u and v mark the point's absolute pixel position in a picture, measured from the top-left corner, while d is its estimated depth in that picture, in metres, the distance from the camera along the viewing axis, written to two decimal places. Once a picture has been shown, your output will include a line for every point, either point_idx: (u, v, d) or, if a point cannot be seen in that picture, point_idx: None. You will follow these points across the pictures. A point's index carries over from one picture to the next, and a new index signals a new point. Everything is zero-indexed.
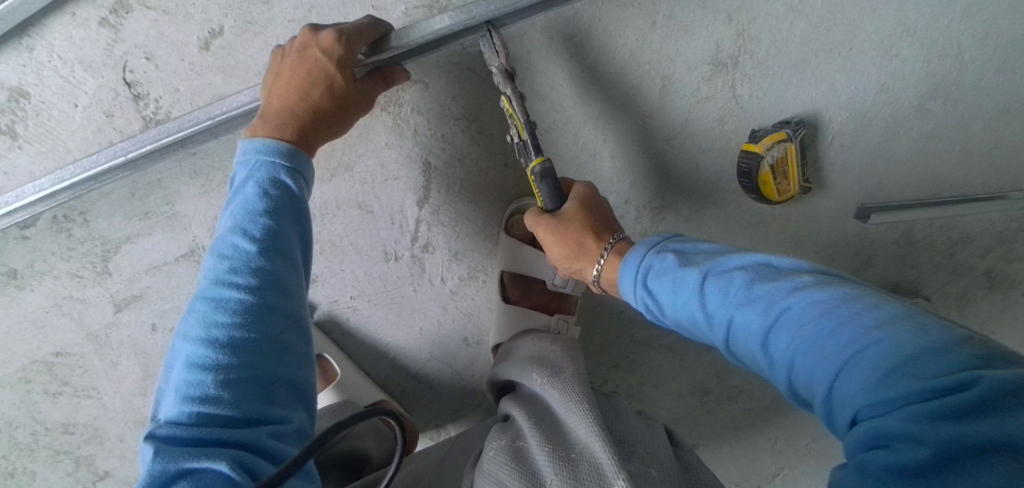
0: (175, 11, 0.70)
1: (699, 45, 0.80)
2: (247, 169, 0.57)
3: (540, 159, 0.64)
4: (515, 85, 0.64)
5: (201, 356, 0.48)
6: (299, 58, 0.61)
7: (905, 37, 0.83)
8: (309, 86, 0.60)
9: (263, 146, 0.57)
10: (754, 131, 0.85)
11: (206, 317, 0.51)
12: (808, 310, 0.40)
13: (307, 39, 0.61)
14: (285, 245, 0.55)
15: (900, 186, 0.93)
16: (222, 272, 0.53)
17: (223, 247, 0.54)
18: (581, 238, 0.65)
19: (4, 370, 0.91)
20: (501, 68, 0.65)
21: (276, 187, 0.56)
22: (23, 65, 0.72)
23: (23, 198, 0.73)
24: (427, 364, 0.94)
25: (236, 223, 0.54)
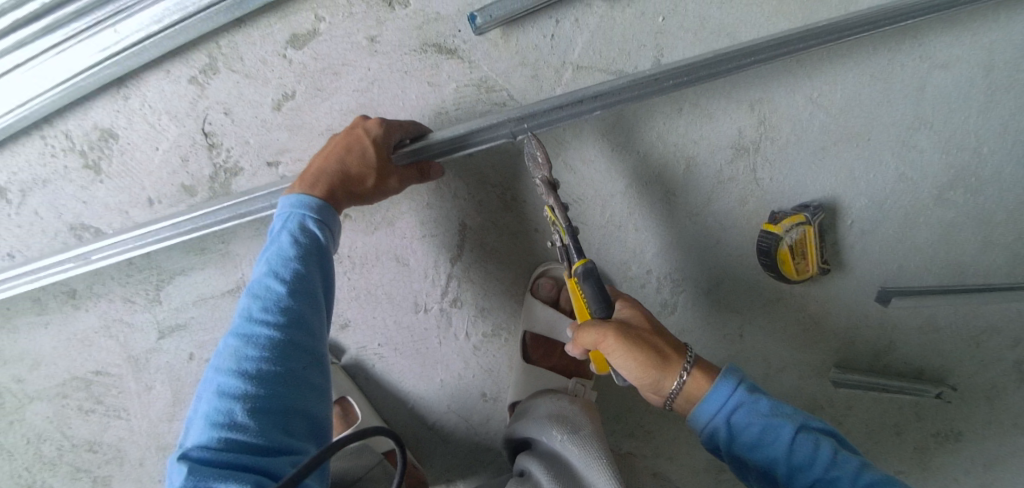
0: (255, 75, 0.79)
1: (723, 130, 0.87)
2: (282, 220, 0.63)
3: (582, 260, 0.64)
4: (556, 195, 0.67)
5: (230, 387, 0.51)
6: (344, 135, 0.71)
7: (922, 130, 0.88)
8: (346, 151, 0.69)
9: (298, 200, 0.63)
10: (775, 212, 0.89)
11: (237, 352, 0.54)
12: (872, 480, 0.55)
13: (356, 122, 0.72)
14: (312, 287, 0.59)
15: (921, 272, 0.94)
16: (253, 311, 0.57)
17: (256, 288, 0.58)
18: (654, 348, 0.64)
19: (46, 384, 0.96)
20: (543, 180, 0.68)
21: (305, 235, 0.61)
22: (117, 110, 0.81)
23: (105, 252, 0.80)
24: (445, 416, 0.96)
25: (268, 266, 0.58)
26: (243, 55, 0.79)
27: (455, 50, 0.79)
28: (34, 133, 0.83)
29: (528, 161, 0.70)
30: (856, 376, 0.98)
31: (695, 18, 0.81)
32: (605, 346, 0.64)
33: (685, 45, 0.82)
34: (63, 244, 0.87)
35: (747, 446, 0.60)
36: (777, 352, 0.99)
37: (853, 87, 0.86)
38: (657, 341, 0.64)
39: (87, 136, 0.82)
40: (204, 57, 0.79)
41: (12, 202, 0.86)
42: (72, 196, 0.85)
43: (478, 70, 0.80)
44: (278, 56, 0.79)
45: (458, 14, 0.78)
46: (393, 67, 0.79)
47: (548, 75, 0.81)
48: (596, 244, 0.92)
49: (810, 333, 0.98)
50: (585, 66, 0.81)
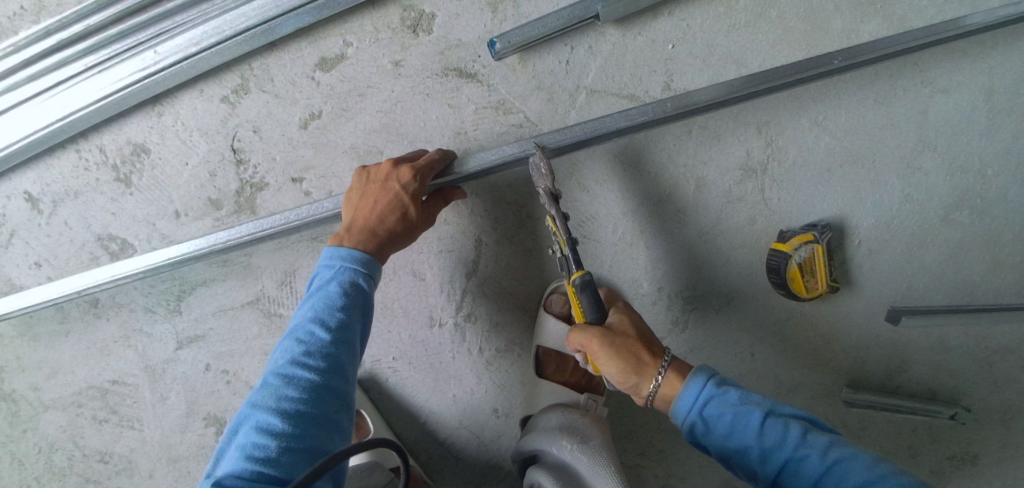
0: (284, 96, 0.83)
1: (731, 152, 0.90)
2: (328, 272, 0.65)
3: (580, 272, 0.68)
4: (557, 207, 0.70)
5: (268, 424, 0.53)
6: (381, 187, 0.71)
7: (926, 153, 0.91)
8: (388, 210, 0.70)
9: (346, 254, 0.66)
10: (783, 231, 0.91)
11: (278, 390, 0.56)
12: (842, 457, 0.55)
13: (389, 172, 0.72)
14: (352, 336, 0.61)
15: (930, 292, 0.96)
16: (296, 354, 0.59)
17: (299, 332, 0.60)
18: (636, 352, 0.69)
19: (63, 392, 0.97)
20: (547, 190, 0.71)
21: (353, 288, 0.64)
22: (151, 126, 0.85)
23: (130, 270, 0.83)
24: (456, 431, 0.96)
25: (314, 312, 0.61)
26: (273, 77, 0.83)
27: (475, 74, 0.83)
28: (70, 147, 0.87)
29: (533, 172, 0.74)
30: (869, 395, 0.98)
31: (704, 46, 0.85)
32: (591, 348, 0.70)
33: (694, 71, 0.86)
34: (90, 254, 0.90)
35: (721, 436, 0.63)
36: (789, 371, 0.99)
37: (857, 111, 0.89)
38: (639, 346, 0.69)
39: (121, 151, 0.86)
40: (236, 78, 0.83)
41: (43, 212, 0.89)
42: (102, 207, 0.88)
43: (497, 93, 0.83)
44: (307, 78, 0.83)
45: (479, 41, 0.82)
46: (415, 90, 0.83)
47: (562, 98, 0.84)
48: (609, 261, 0.93)
49: (820, 352, 0.98)
50: (598, 90, 0.85)
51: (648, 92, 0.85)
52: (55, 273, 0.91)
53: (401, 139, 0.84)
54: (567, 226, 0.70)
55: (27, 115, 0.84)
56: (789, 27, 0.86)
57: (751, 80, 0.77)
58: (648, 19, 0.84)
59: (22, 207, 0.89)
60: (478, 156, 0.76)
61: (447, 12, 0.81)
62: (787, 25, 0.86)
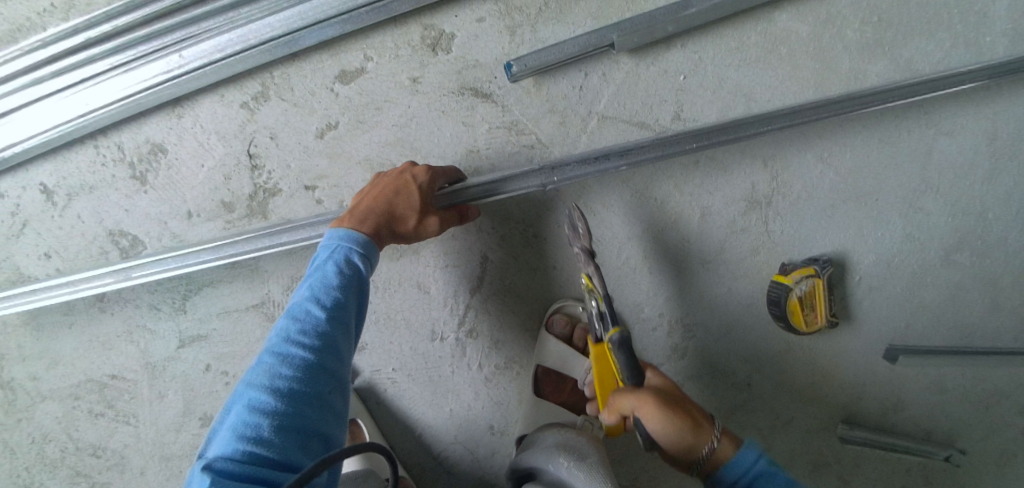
0: (302, 105, 0.85)
1: (737, 184, 0.91)
2: (327, 250, 0.66)
3: (617, 329, 0.70)
4: (595, 262, 0.74)
5: (260, 402, 0.54)
6: (393, 178, 0.76)
7: (928, 194, 0.92)
8: (395, 194, 0.73)
9: (345, 234, 0.67)
10: (785, 264, 0.92)
11: (271, 369, 0.56)
12: None
13: (404, 168, 0.77)
14: (347, 317, 0.62)
15: (929, 332, 0.96)
16: (291, 333, 0.59)
17: (295, 312, 0.61)
18: (687, 415, 0.67)
19: (62, 383, 0.97)
20: (583, 246, 0.75)
21: (349, 267, 0.65)
22: (170, 127, 0.87)
23: (144, 266, 0.84)
24: (450, 446, 0.96)
25: (310, 292, 0.62)
26: (293, 86, 0.85)
27: (490, 95, 0.85)
28: (89, 142, 0.88)
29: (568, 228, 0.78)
30: (864, 432, 0.99)
31: (715, 78, 0.87)
32: (643, 411, 0.67)
33: (704, 102, 0.88)
34: (100, 249, 0.91)
35: None
36: (785, 404, 0.99)
37: (862, 150, 0.91)
38: (688, 410, 0.68)
39: (139, 150, 0.88)
40: (256, 85, 0.85)
41: (57, 204, 0.91)
42: (115, 203, 0.90)
43: (510, 114, 0.85)
44: (325, 89, 0.85)
45: (496, 62, 0.84)
46: (431, 106, 0.85)
47: (574, 122, 0.86)
48: (612, 284, 0.94)
49: (817, 386, 0.99)
50: (610, 116, 0.86)
51: (658, 121, 0.87)
52: (64, 265, 0.92)
53: (414, 154, 0.86)
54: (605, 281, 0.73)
55: (50, 109, 0.86)
56: (798, 64, 0.88)
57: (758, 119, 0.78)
58: (662, 50, 0.86)
59: (37, 198, 0.91)
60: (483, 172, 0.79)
61: (466, 33, 0.83)
62: (797, 63, 0.88)
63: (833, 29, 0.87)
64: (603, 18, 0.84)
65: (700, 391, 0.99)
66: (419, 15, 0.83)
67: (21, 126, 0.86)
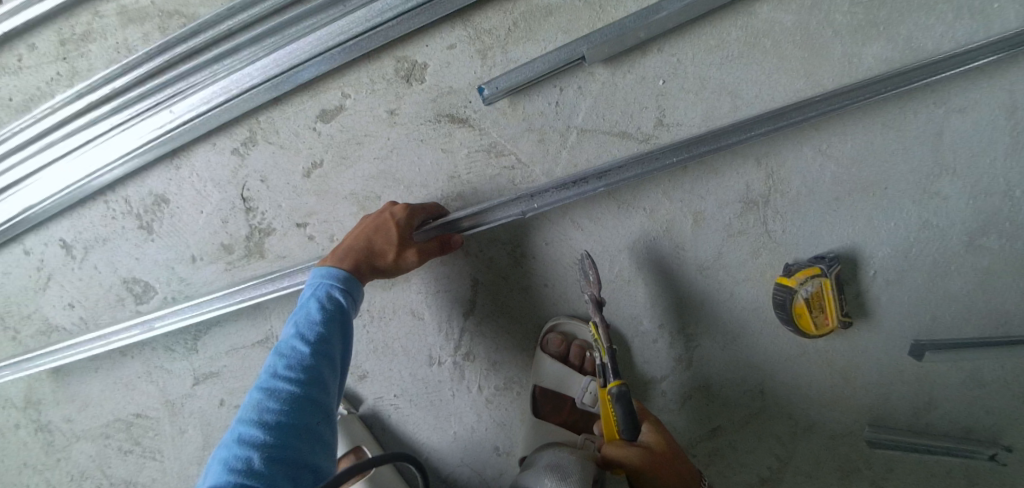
0: (289, 146, 0.88)
1: (730, 186, 0.88)
2: (310, 289, 0.69)
3: (617, 383, 0.74)
4: (601, 312, 0.78)
5: (248, 437, 0.54)
6: (375, 217, 0.79)
7: (943, 177, 0.87)
8: (375, 232, 0.77)
9: (326, 271, 0.70)
10: (789, 264, 0.89)
11: (259, 404, 0.57)
12: None
13: (386, 207, 0.81)
14: (332, 350, 0.63)
15: (957, 324, 0.90)
16: (278, 369, 0.60)
17: (281, 348, 0.62)
18: (673, 474, 0.74)
19: (93, 423, 1.03)
20: (592, 295, 0.79)
21: (331, 301, 0.67)
22: (169, 178, 0.92)
23: (161, 321, 0.90)
24: (458, 469, 0.96)
25: (295, 328, 0.63)
26: (279, 129, 0.88)
27: (467, 120, 0.85)
28: (99, 198, 0.94)
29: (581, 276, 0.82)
30: (895, 434, 0.93)
31: (696, 80, 0.85)
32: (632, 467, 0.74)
33: (687, 105, 0.85)
34: (117, 296, 0.97)
35: None
36: (804, 409, 0.95)
37: (863, 138, 0.87)
38: (677, 468, 0.75)
39: (144, 201, 0.93)
40: (245, 131, 0.88)
41: (76, 257, 0.96)
42: (127, 253, 0.95)
43: (489, 136, 0.85)
44: (309, 129, 0.87)
45: (470, 87, 0.85)
46: (410, 136, 0.86)
47: (554, 138, 0.86)
48: (609, 298, 0.93)
49: (837, 389, 0.94)
50: (590, 128, 0.85)
51: (641, 129, 0.86)
52: (86, 314, 0.98)
53: (398, 185, 0.87)
54: (610, 334, 0.77)
55: (61, 170, 0.91)
56: (784, 56, 0.84)
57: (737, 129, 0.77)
58: (638, 57, 0.84)
59: (58, 253, 0.97)
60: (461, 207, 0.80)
61: (439, 61, 0.84)
62: (783, 55, 0.84)
63: (818, 16, 0.84)
64: (575, 31, 0.83)
65: (711, 401, 0.96)
66: (392, 49, 0.84)
67: (37, 188, 0.93)
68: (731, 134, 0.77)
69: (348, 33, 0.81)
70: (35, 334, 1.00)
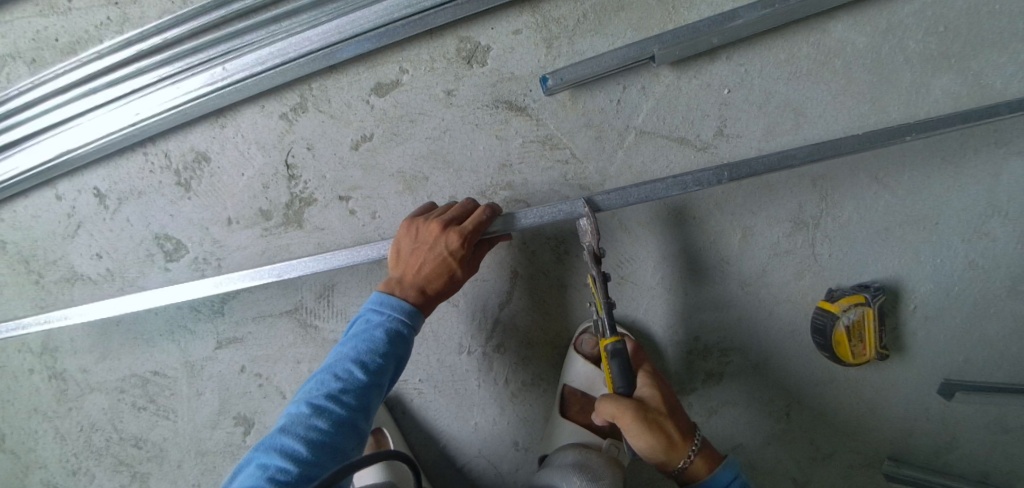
0: (339, 117, 0.86)
1: (783, 204, 0.87)
2: (374, 312, 0.68)
3: (613, 339, 0.73)
4: (600, 267, 0.72)
5: (293, 451, 0.57)
6: (430, 250, 0.71)
7: (994, 218, 0.85)
8: (438, 275, 0.71)
9: (391, 307, 0.68)
10: (832, 290, 0.87)
11: (308, 418, 0.60)
12: None
13: (438, 233, 0.71)
14: (384, 381, 0.65)
15: (990, 367, 0.89)
16: (332, 387, 0.62)
17: (339, 366, 0.64)
18: (664, 431, 0.72)
19: (109, 376, 1.02)
20: (590, 249, 0.73)
21: (393, 332, 0.67)
22: (213, 136, 0.90)
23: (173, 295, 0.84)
24: (474, 459, 0.95)
25: (357, 351, 0.64)
26: (330, 98, 0.86)
27: (525, 108, 0.84)
28: (138, 149, 0.92)
29: (580, 232, 0.76)
30: (914, 471, 0.91)
31: (761, 93, 0.83)
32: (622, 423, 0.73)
33: (749, 117, 0.83)
34: (146, 252, 0.95)
35: None
36: (826, 436, 0.94)
37: (921, 169, 0.85)
38: (669, 423, 0.73)
39: (184, 158, 0.91)
40: (296, 97, 0.87)
41: (108, 208, 0.94)
42: (161, 208, 0.93)
43: (545, 128, 0.84)
44: (362, 101, 0.86)
45: (531, 75, 0.83)
46: (465, 119, 0.85)
47: (610, 137, 0.84)
48: (644, 305, 0.92)
49: (862, 419, 0.92)
50: (648, 131, 0.84)
51: (699, 136, 0.84)
52: (113, 266, 0.96)
53: (447, 168, 0.86)
54: (607, 287, 0.72)
55: (103, 118, 0.89)
56: (853, 78, 0.82)
57: (817, 149, 0.73)
58: (705, 62, 0.82)
59: (91, 201, 0.95)
60: (523, 213, 0.75)
61: (502, 46, 0.83)
62: (852, 76, 0.82)
63: (892, 39, 0.81)
64: (644, 29, 0.81)
65: (735, 418, 0.95)
66: (455, 28, 0.83)
67: (77, 134, 0.91)
68: (788, 160, 0.73)
69: (413, 6, 0.79)
70: (59, 280, 0.98)
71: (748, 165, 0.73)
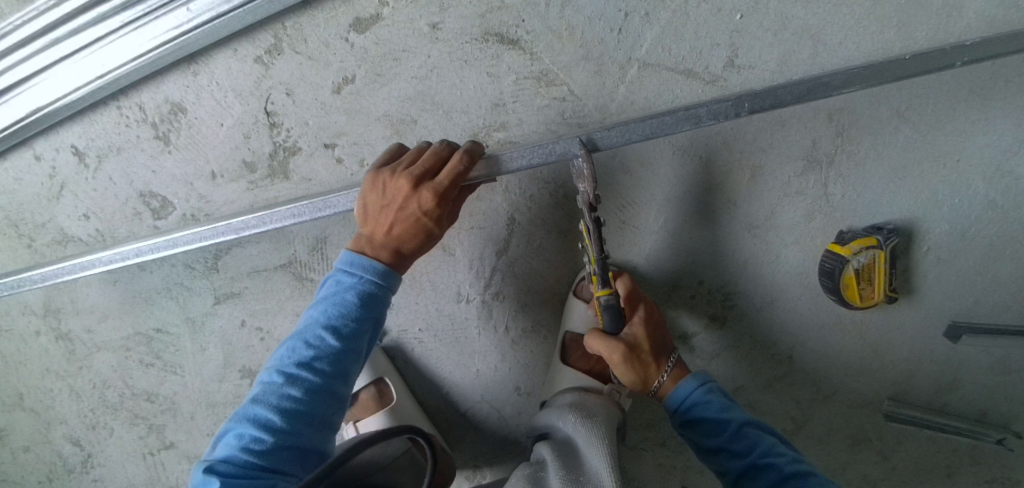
0: (317, 58, 0.80)
1: (796, 140, 0.81)
2: (345, 276, 0.64)
3: (605, 292, 0.72)
4: (594, 213, 0.67)
5: (267, 421, 0.57)
6: (401, 209, 0.65)
7: (1021, 152, 0.79)
8: (414, 234, 0.65)
9: (363, 269, 0.63)
10: (843, 232, 0.83)
11: (280, 387, 0.59)
12: None
13: (408, 192, 0.64)
14: (360, 344, 0.63)
15: (1000, 309, 0.86)
16: (305, 355, 0.61)
17: (311, 333, 0.62)
18: (640, 355, 0.75)
19: (113, 335, 1.02)
20: (586, 196, 0.67)
21: (366, 295, 0.63)
22: (187, 85, 0.84)
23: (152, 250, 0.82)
24: (477, 405, 0.96)
25: (328, 317, 0.62)
26: (307, 37, 0.79)
27: (517, 42, 0.77)
28: (111, 102, 0.87)
29: (575, 173, 0.69)
30: (912, 411, 0.92)
31: (776, 18, 0.75)
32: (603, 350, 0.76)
33: (762, 45, 0.76)
34: (133, 210, 0.92)
35: None
36: (828, 377, 0.93)
37: (946, 100, 0.78)
38: (645, 350, 0.76)
39: (159, 109, 0.86)
40: (270, 38, 0.80)
41: (89, 166, 0.90)
42: (143, 165, 0.89)
43: (540, 63, 0.78)
44: (341, 40, 0.79)
45: (524, 4, 0.76)
46: (453, 56, 0.78)
47: (611, 71, 0.78)
48: (646, 250, 0.89)
49: (866, 361, 0.91)
50: (652, 63, 0.77)
51: (707, 68, 0.77)
52: (101, 225, 0.93)
53: (437, 110, 0.80)
54: (601, 234, 0.67)
55: (69, 71, 0.84)
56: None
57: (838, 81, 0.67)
58: None
59: (70, 160, 0.91)
60: (512, 156, 0.70)
61: None
62: None
63: None
64: None
65: (737, 362, 0.94)
66: None
67: (45, 90, 0.85)
68: (822, 88, 0.66)
69: None
70: (52, 243, 0.96)
71: (774, 94, 0.66)
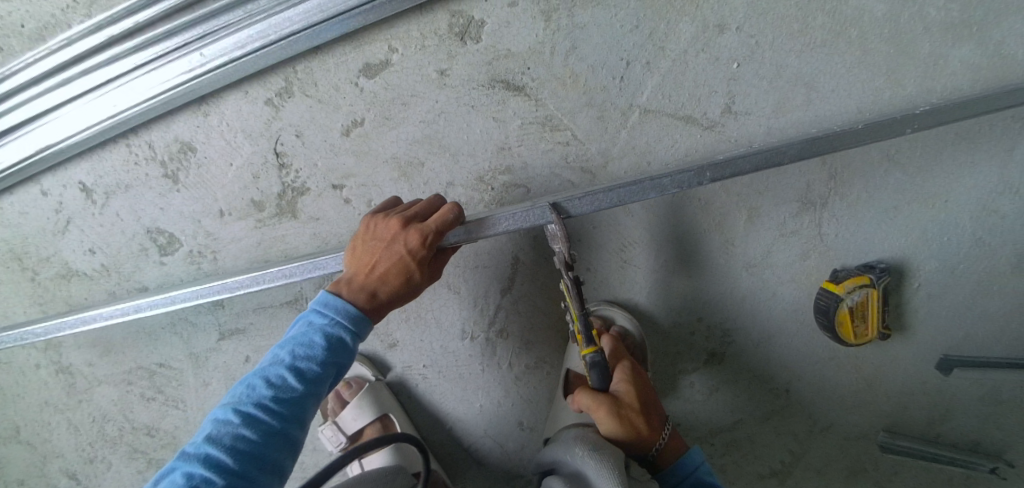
0: (327, 101, 0.82)
1: (791, 183, 0.84)
2: (317, 316, 0.63)
3: (591, 350, 0.73)
4: (573, 274, 0.69)
5: (217, 462, 0.53)
6: (387, 249, 0.65)
7: (1006, 194, 0.83)
8: (393, 273, 0.65)
9: (335, 312, 0.62)
10: (836, 270, 0.86)
11: (235, 427, 0.55)
12: None
13: (397, 231, 0.66)
14: (320, 388, 0.61)
15: (989, 343, 0.89)
16: (264, 395, 0.58)
17: (274, 372, 0.59)
18: (634, 425, 0.77)
19: (115, 369, 1.02)
20: (563, 258, 0.69)
21: (335, 338, 0.62)
22: (197, 125, 0.85)
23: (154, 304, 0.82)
24: (480, 439, 0.97)
25: (294, 357, 0.60)
26: (317, 81, 0.81)
27: (523, 88, 0.80)
28: (120, 141, 0.88)
29: (551, 238, 0.72)
30: (908, 442, 0.94)
31: (772, 66, 0.78)
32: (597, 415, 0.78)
33: (758, 93, 0.79)
34: (139, 246, 0.92)
35: None
36: (823, 410, 0.95)
37: (933, 145, 0.82)
38: (640, 421, 0.77)
39: (168, 148, 0.87)
40: (280, 81, 0.82)
41: (96, 203, 0.91)
42: (150, 202, 0.90)
43: (544, 109, 0.80)
44: (350, 84, 0.81)
45: (530, 53, 0.78)
46: (460, 101, 0.80)
47: (613, 117, 0.80)
48: (646, 287, 0.91)
49: (860, 394, 0.94)
50: (653, 109, 0.80)
51: (705, 114, 0.80)
52: (107, 260, 0.94)
53: (444, 152, 0.82)
54: (581, 294, 0.70)
55: (79, 112, 0.85)
56: (869, 49, 0.78)
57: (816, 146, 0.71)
58: (713, 35, 0.78)
59: (77, 196, 0.91)
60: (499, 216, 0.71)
61: (497, 20, 0.78)
62: (869, 48, 0.77)
63: (913, 7, 0.76)
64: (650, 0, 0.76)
65: (735, 395, 0.96)
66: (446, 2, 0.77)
67: (54, 129, 0.86)
68: (777, 157, 0.70)
69: None
70: (55, 277, 0.96)
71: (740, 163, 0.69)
